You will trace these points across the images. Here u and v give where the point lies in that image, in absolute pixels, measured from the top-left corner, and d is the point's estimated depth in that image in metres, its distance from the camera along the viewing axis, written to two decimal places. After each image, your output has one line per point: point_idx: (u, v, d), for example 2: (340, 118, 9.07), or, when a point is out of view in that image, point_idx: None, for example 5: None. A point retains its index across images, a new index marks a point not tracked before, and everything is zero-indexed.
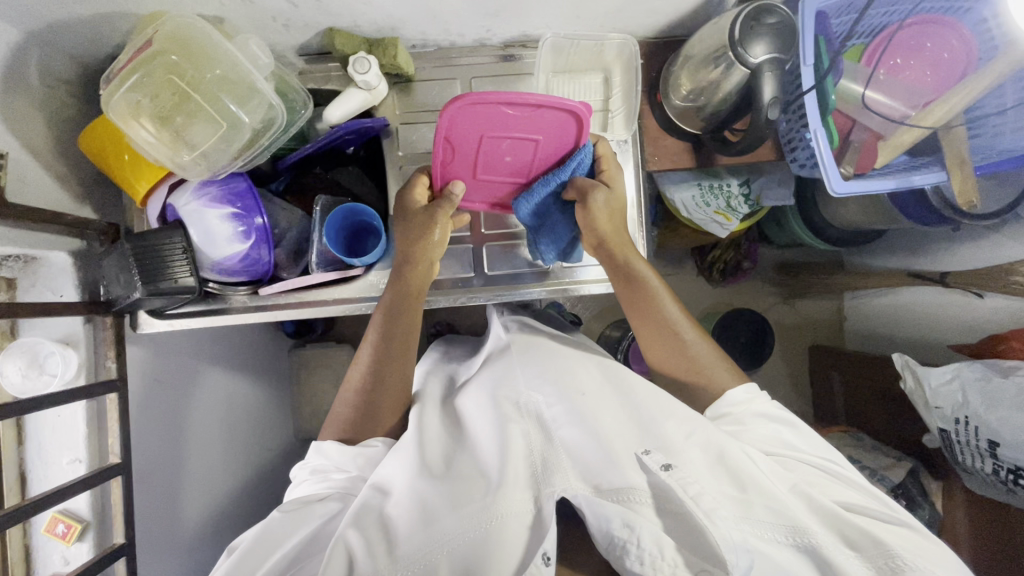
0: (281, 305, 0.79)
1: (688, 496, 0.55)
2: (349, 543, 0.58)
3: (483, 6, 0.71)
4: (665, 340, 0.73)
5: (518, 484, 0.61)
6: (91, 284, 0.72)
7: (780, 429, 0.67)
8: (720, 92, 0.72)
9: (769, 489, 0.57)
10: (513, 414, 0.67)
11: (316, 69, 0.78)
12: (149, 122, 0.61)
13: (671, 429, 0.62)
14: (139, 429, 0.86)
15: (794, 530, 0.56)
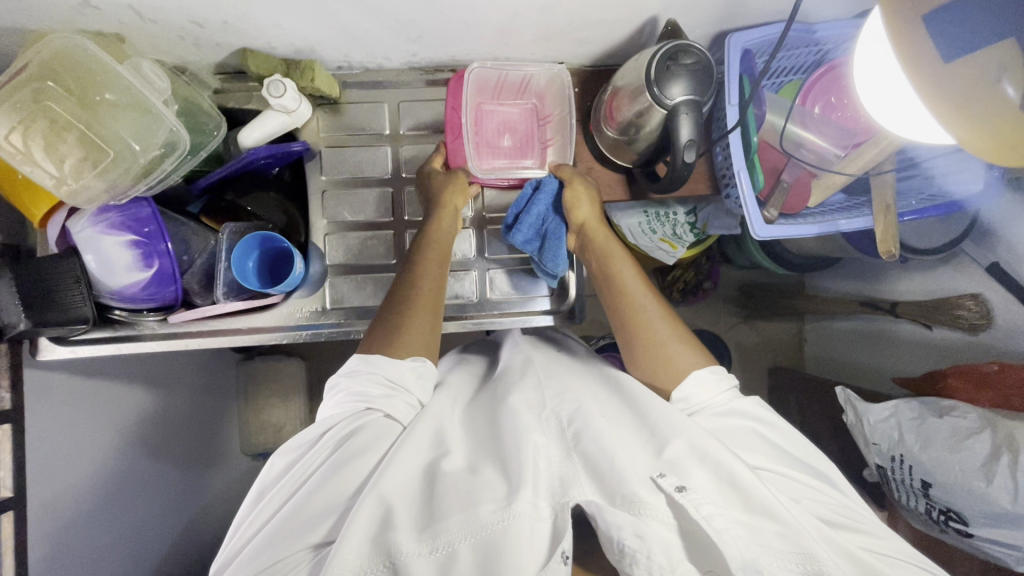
0: (195, 332, 0.77)
1: (702, 518, 0.50)
2: (376, 508, 0.51)
3: (404, 32, 0.69)
4: (639, 316, 0.71)
5: (537, 487, 0.53)
6: None
7: (776, 456, 0.61)
8: (643, 131, 0.69)
9: (785, 519, 0.52)
10: (535, 422, 0.60)
11: (235, 88, 0.75)
12: (33, 147, 0.58)
13: (680, 446, 0.56)
14: (75, 455, 0.81)
15: (805, 558, 0.50)
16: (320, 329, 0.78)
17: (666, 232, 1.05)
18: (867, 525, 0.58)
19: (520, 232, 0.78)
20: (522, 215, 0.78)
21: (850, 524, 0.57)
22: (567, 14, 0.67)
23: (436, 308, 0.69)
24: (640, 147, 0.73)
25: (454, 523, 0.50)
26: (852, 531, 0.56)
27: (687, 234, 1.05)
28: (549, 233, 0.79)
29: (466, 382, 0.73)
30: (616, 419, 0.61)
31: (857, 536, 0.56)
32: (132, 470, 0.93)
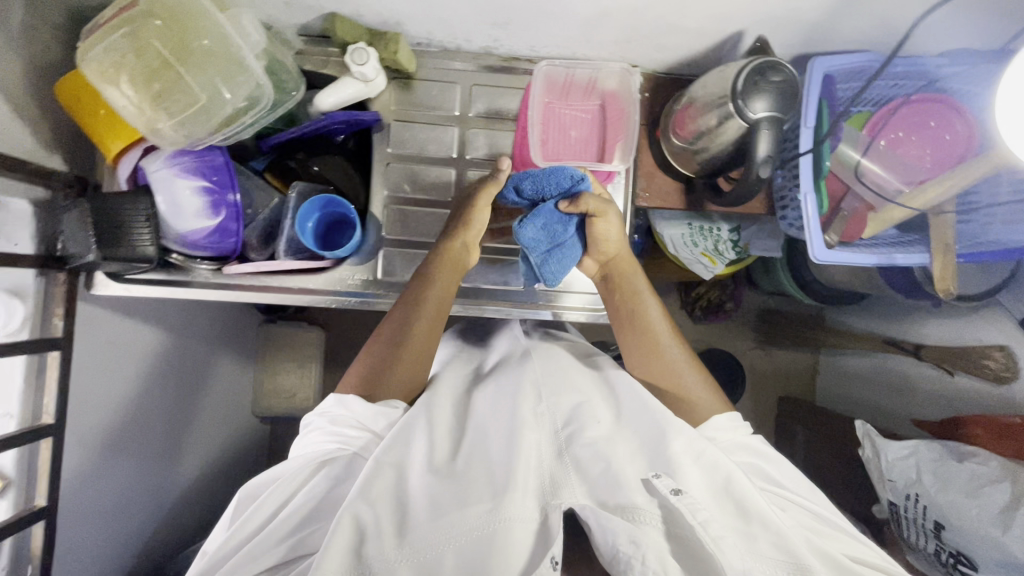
0: (245, 287, 0.77)
1: (696, 524, 0.53)
2: (358, 516, 0.52)
3: (492, 15, 0.70)
4: (657, 357, 0.72)
5: (527, 490, 0.56)
6: (48, 237, 0.70)
7: (762, 465, 0.65)
8: (715, 142, 0.70)
9: (777, 526, 0.55)
10: (526, 425, 0.62)
11: (315, 52, 0.76)
12: (127, 82, 0.59)
13: (679, 450, 0.59)
14: (110, 392, 0.83)
15: (797, 568, 0.53)
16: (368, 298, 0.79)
17: (709, 246, 1.05)
18: (844, 532, 0.62)
19: (531, 228, 0.73)
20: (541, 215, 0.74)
21: (840, 542, 0.60)
22: (654, 18, 0.68)
23: (432, 344, 0.70)
24: (707, 158, 0.73)
25: (440, 536, 0.52)
26: (831, 535, 0.61)
27: (729, 251, 1.06)
28: (557, 242, 0.75)
29: (460, 373, 0.75)
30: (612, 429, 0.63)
31: (840, 545, 0.60)
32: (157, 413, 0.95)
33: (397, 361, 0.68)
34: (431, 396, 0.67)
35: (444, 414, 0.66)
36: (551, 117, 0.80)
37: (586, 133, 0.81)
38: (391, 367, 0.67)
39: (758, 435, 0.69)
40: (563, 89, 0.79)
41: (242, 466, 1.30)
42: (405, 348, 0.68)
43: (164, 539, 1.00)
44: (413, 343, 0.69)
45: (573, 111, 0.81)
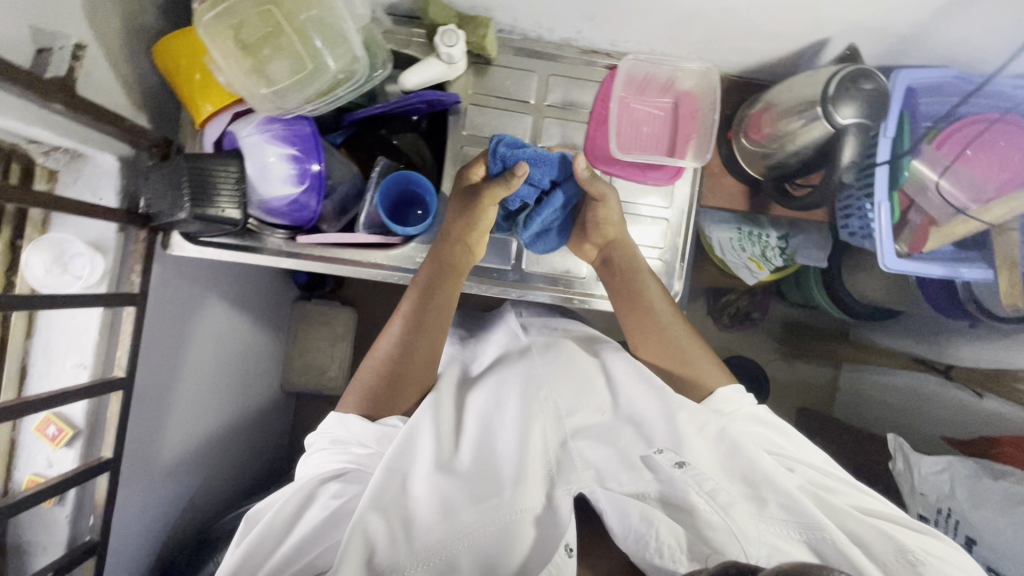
0: (315, 258, 0.78)
1: (703, 493, 0.56)
2: (369, 528, 0.54)
3: (582, 7, 0.72)
4: (657, 335, 0.76)
5: (536, 480, 0.59)
6: (132, 195, 0.72)
7: (766, 430, 0.68)
8: (793, 145, 0.72)
9: (782, 485, 0.59)
10: (531, 412, 0.65)
11: (399, 32, 0.78)
12: (236, 47, 0.60)
13: (685, 422, 0.63)
14: (168, 353, 0.84)
15: (805, 527, 0.56)
16: None
17: (755, 252, 1.07)
18: (842, 478, 0.66)
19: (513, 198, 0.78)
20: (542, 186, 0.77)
21: (848, 493, 0.63)
22: (742, 20, 0.69)
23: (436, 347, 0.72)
24: (786, 162, 0.75)
25: (453, 537, 0.55)
26: (832, 482, 0.65)
27: (776, 258, 1.07)
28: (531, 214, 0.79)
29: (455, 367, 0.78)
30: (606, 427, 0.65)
31: (842, 493, 0.63)
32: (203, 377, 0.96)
33: (401, 373, 0.69)
34: (433, 396, 0.68)
35: (449, 410, 0.68)
36: (626, 111, 0.80)
37: (658, 129, 0.82)
38: (395, 384, 0.69)
39: (762, 404, 0.72)
40: (639, 85, 0.80)
41: (269, 439, 1.31)
42: (410, 361, 0.70)
43: (199, 502, 1.01)
44: (418, 357, 0.71)
45: (647, 108, 0.82)
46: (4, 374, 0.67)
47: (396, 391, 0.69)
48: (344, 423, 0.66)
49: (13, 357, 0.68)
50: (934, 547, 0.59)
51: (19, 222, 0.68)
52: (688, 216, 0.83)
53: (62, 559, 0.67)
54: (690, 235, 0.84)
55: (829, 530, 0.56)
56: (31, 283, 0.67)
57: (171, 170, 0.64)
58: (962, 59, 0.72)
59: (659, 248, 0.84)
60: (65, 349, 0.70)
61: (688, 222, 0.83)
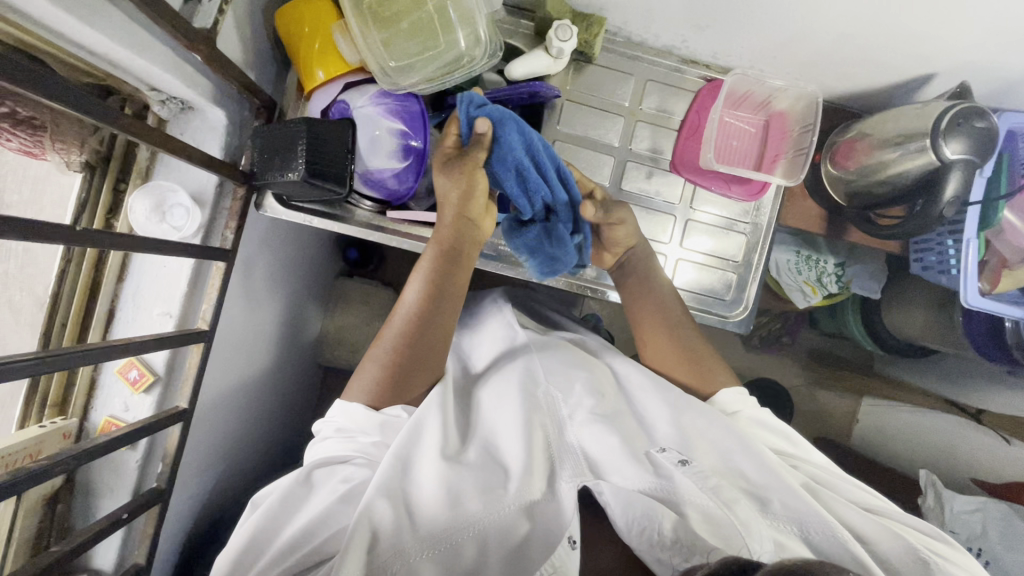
0: (399, 234, 0.79)
1: (705, 488, 0.59)
2: (374, 515, 0.55)
3: (697, 17, 0.73)
4: (671, 344, 0.79)
5: (538, 473, 0.62)
6: (234, 152, 0.72)
7: (769, 432, 0.72)
8: (881, 174, 0.74)
9: (789, 487, 0.61)
10: (530, 408, 0.68)
11: (506, 21, 0.79)
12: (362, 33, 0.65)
13: (693, 422, 0.68)
14: (234, 312, 0.85)
15: (802, 527, 0.59)
16: (503, 260, 0.84)
17: (810, 276, 1.08)
18: (849, 479, 0.68)
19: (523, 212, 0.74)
20: (526, 179, 0.71)
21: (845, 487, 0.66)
22: (854, 47, 0.71)
23: (439, 342, 0.72)
24: (869, 192, 0.77)
25: (454, 526, 0.56)
26: (830, 476, 0.68)
27: (830, 285, 1.09)
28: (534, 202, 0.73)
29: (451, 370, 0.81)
30: (597, 419, 0.68)
31: (844, 486, 0.67)
32: (256, 340, 0.97)
33: (406, 370, 0.69)
34: (440, 389, 0.71)
35: (450, 402, 0.71)
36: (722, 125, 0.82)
37: (748, 146, 0.83)
38: (402, 376, 0.69)
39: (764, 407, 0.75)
40: (738, 101, 0.82)
41: (296, 410, 1.31)
42: (415, 356, 0.70)
43: (236, 464, 1.02)
44: (424, 352, 0.71)
45: (741, 123, 0.83)
46: (95, 313, 0.68)
47: (405, 385, 0.69)
48: (348, 412, 0.67)
49: (104, 298, 0.69)
50: (943, 549, 0.60)
51: (125, 167, 0.69)
52: (767, 232, 0.85)
53: (134, 502, 0.68)
54: (766, 251, 0.85)
55: (837, 530, 0.57)
56: (130, 227, 0.68)
57: (291, 131, 0.65)
58: None
59: (735, 261, 0.86)
60: (154, 296, 0.71)
61: (765, 238, 0.85)
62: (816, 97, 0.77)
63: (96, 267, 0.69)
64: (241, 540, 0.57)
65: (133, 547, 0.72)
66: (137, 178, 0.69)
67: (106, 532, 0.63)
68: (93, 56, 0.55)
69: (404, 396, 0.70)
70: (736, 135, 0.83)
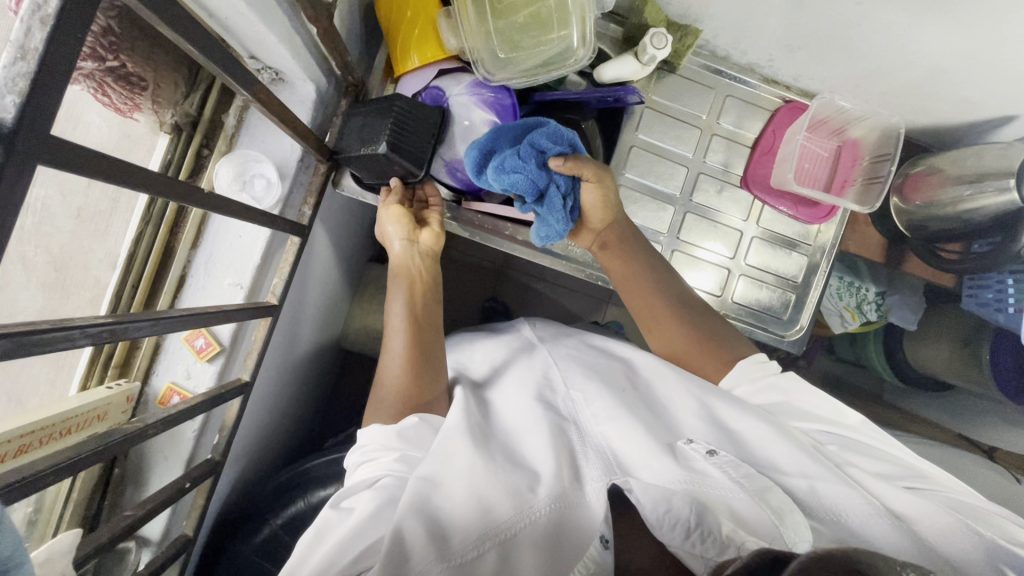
0: (466, 223, 0.80)
1: (736, 478, 0.56)
2: (407, 531, 0.52)
3: (791, 37, 0.75)
4: (680, 316, 0.75)
5: (564, 474, 0.59)
6: (319, 127, 0.72)
7: (804, 409, 0.68)
8: (951, 209, 0.76)
9: (821, 477, 0.56)
10: (548, 412, 0.68)
11: (597, 24, 0.80)
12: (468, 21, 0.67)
13: (727, 415, 0.65)
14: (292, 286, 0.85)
15: (851, 521, 0.52)
16: (570, 260, 0.84)
17: (850, 302, 1.10)
18: (882, 453, 0.64)
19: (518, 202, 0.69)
20: (488, 165, 0.65)
21: (892, 466, 0.61)
22: (942, 83, 0.73)
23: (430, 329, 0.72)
24: (931, 225, 0.79)
25: (487, 534, 0.54)
26: (860, 450, 0.63)
27: (869, 312, 1.10)
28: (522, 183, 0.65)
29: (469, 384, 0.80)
30: (612, 419, 0.66)
31: (874, 463, 0.61)
32: (298, 317, 0.96)
33: (422, 362, 0.70)
34: (463, 397, 0.71)
35: (472, 407, 0.69)
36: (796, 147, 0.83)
37: (820, 170, 0.84)
38: (423, 374, 0.69)
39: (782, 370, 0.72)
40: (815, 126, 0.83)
41: (318, 393, 1.29)
42: (424, 349, 0.70)
43: (267, 442, 1.00)
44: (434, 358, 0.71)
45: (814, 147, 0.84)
46: (168, 277, 0.67)
47: (432, 378, 0.70)
48: (371, 430, 0.65)
49: (177, 263, 0.68)
50: (994, 523, 0.54)
51: (211, 133, 0.68)
52: (828, 256, 0.87)
53: (193, 473, 0.66)
54: (825, 274, 0.87)
55: (876, 508, 0.52)
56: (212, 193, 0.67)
57: (386, 104, 0.64)
58: None
59: (794, 280, 0.87)
60: (227, 265, 0.70)
61: (825, 262, 0.86)
62: (897, 127, 0.78)
63: (171, 231, 0.68)
64: None
65: (180, 518, 0.71)
66: (221, 145, 0.68)
67: (167, 503, 0.62)
68: (212, 16, 0.54)
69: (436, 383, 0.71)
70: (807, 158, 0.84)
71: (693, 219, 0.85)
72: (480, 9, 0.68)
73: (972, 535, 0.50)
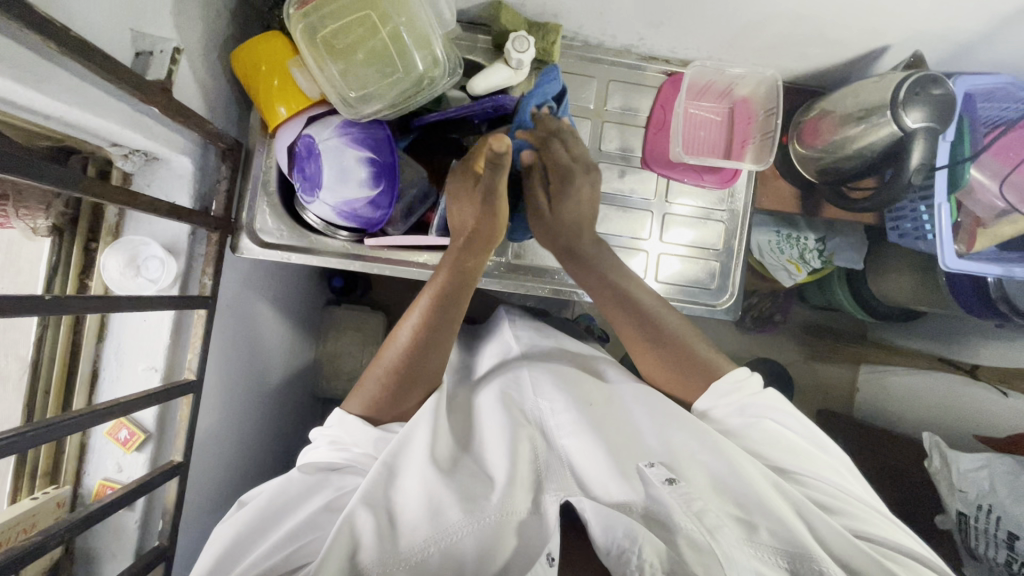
0: (377, 260, 0.79)
1: (688, 513, 0.56)
2: (357, 524, 0.56)
3: (650, 14, 0.74)
4: (629, 320, 0.73)
5: (523, 486, 0.61)
6: (203, 197, 0.72)
7: (794, 435, 0.67)
8: (850, 147, 0.74)
9: (777, 513, 0.57)
10: (521, 418, 0.68)
11: (464, 38, 0.79)
12: (322, 57, 0.63)
13: (680, 442, 0.64)
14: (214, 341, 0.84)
15: (792, 557, 0.56)
16: (488, 275, 0.84)
17: (793, 253, 1.08)
18: (867, 507, 0.63)
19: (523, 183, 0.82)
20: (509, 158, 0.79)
21: (865, 523, 0.61)
22: (811, 28, 0.72)
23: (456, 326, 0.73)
24: (836, 168, 0.78)
25: (433, 538, 0.56)
26: (810, 464, 0.65)
27: (813, 260, 1.09)
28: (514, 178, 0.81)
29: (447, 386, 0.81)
30: (580, 424, 0.66)
31: (823, 484, 0.64)
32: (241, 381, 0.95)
33: (408, 389, 0.69)
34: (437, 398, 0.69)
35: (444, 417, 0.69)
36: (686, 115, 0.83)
37: (716, 133, 0.84)
38: (397, 393, 0.68)
39: (782, 397, 0.70)
40: (702, 90, 0.82)
41: (293, 446, 1.28)
42: (436, 336, 0.70)
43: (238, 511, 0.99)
44: (435, 353, 0.70)
45: (706, 113, 0.84)
46: (77, 376, 0.67)
47: (407, 398, 0.69)
48: (344, 423, 0.67)
49: (85, 360, 0.68)
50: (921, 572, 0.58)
51: (93, 226, 0.68)
52: (743, 218, 0.86)
53: (138, 563, 0.66)
54: (745, 236, 0.86)
55: (821, 561, 0.55)
56: (106, 285, 0.67)
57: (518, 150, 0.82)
58: (1019, 67, 0.75)
59: (716, 249, 0.86)
60: (137, 353, 0.70)
61: (743, 224, 0.85)
62: (776, 79, 0.78)
63: (74, 331, 0.68)
64: (226, 541, 0.59)
65: None
66: (108, 236, 0.68)
67: None
68: (45, 120, 0.54)
69: (401, 411, 0.70)
70: (700, 125, 0.84)
71: (603, 209, 0.84)
72: (331, 42, 0.63)
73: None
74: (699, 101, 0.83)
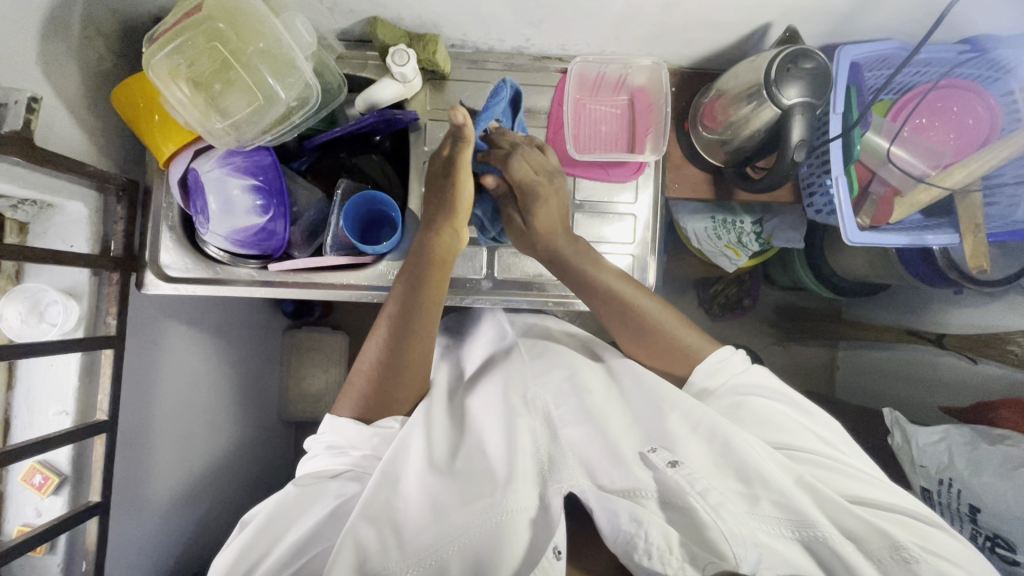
0: (287, 284, 0.79)
1: (693, 489, 0.53)
2: (359, 536, 0.54)
3: (527, 15, 0.74)
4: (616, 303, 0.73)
5: (527, 480, 0.58)
6: (103, 238, 0.73)
7: (782, 404, 0.66)
8: (748, 127, 0.72)
9: (777, 483, 0.55)
10: (522, 410, 0.66)
11: (354, 55, 0.79)
12: (186, 86, 0.63)
13: (675, 424, 0.61)
14: (127, 383, 0.78)
15: (801, 525, 0.53)
16: None
17: (731, 238, 1.06)
18: (863, 467, 0.62)
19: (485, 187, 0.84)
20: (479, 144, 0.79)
21: (863, 485, 0.59)
22: (686, 13, 0.71)
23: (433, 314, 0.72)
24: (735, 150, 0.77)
25: (441, 542, 0.54)
26: (798, 436, 0.63)
27: (752, 243, 1.06)
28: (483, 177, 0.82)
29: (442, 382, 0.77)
30: (575, 419, 0.65)
31: (821, 453, 0.62)
32: (195, 413, 0.94)
33: (393, 385, 0.68)
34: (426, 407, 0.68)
35: (438, 420, 0.68)
36: (582, 112, 0.83)
37: (617, 126, 0.84)
38: (386, 391, 0.68)
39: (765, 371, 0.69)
40: (599, 84, 0.82)
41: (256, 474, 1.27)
42: (409, 323, 0.70)
43: (198, 546, 0.99)
44: (413, 340, 0.69)
45: (604, 108, 0.84)
46: None
47: (398, 392, 0.69)
48: (338, 427, 0.65)
49: None
50: (922, 531, 0.55)
51: None
52: (653, 210, 0.85)
53: None
54: (658, 227, 0.85)
55: (826, 529, 0.53)
56: (9, 335, 0.68)
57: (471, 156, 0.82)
58: (910, 31, 0.74)
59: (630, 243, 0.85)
60: (45, 398, 0.71)
61: (655, 215, 0.84)
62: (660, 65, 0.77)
63: None
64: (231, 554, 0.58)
65: None
66: (7, 284, 0.70)
67: None
68: None
69: (395, 412, 0.69)
70: (600, 120, 0.84)
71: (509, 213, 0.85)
72: (197, 71, 0.64)
73: (889, 543, 0.53)
74: (597, 96, 0.83)
